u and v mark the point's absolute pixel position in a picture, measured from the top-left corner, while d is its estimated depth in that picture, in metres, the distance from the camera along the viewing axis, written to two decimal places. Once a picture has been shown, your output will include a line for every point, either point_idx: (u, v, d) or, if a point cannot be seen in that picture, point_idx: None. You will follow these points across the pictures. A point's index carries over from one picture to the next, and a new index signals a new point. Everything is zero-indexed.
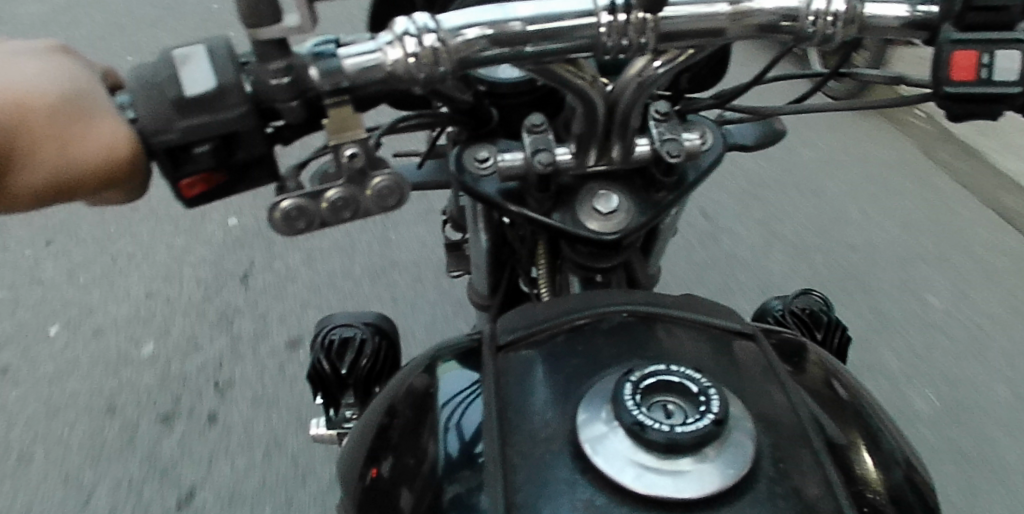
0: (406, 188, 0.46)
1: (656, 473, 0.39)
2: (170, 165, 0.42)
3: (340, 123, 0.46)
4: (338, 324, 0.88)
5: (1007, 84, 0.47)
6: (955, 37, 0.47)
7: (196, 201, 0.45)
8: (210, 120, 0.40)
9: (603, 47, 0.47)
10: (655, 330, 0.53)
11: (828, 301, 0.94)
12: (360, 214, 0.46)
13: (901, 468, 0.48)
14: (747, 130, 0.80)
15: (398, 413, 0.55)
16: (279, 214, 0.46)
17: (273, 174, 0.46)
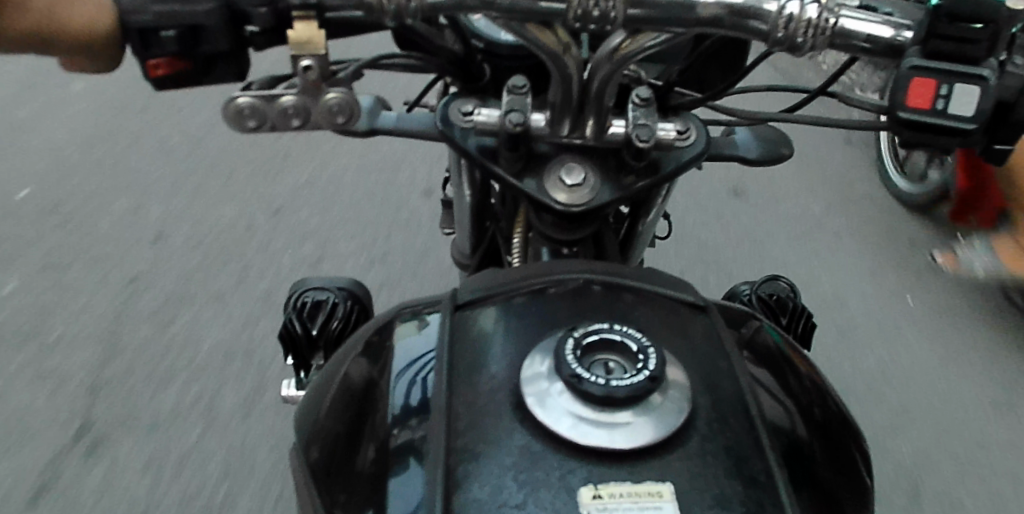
0: (358, 112, 0.49)
1: (592, 423, 0.41)
2: (139, 44, 0.44)
3: (304, 37, 0.46)
4: (313, 288, 0.89)
5: (961, 118, 0.47)
6: (916, 63, 0.47)
7: (163, 84, 0.47)
8: (184, 10, 0.43)
9: (573, 13, 0.48)
10: (614, 298, 0.55)
11: (795, 289, 0.96)
12: (310, 124, 0.49)
13: (837, 452, 0.50)
14: (752, 142, 0.78)
15: (334, 400, 0.54)
16: (233, 108, 0.48)
17: (238, 73, 0.49)
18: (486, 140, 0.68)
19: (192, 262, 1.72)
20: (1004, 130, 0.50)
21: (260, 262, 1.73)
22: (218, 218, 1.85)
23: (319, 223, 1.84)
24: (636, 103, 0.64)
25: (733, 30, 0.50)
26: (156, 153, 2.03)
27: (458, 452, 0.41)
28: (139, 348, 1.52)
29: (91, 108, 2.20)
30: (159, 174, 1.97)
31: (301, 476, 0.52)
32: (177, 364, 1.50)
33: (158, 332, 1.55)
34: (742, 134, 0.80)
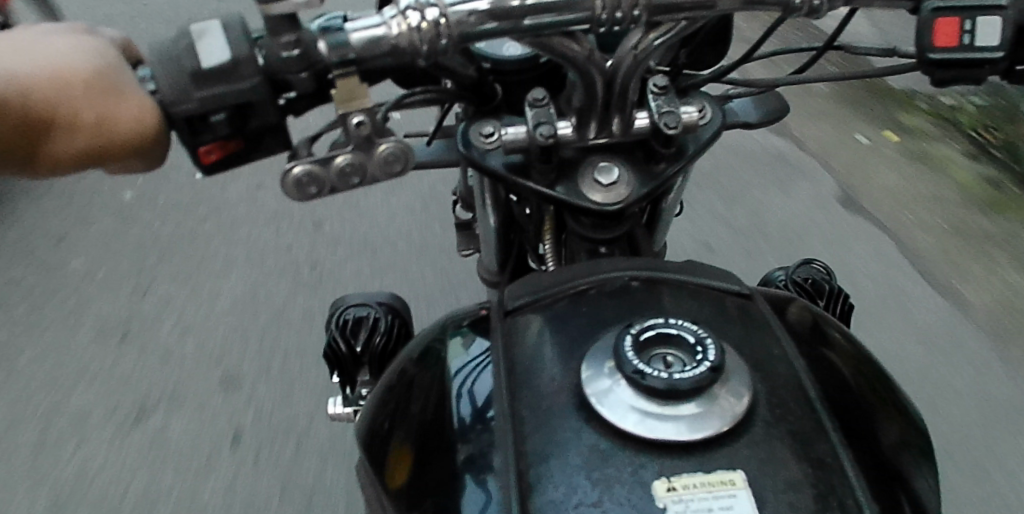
0: (411, 155, 0.51)
1: (658, 418, 0.41)
2: (188, 133, 0.45)
3: (345, 95, 0.48)
4: (353, 305, 0.90)
5: (988, 49, 0.48)
6: (936, 4, 0.48)
7: (214, 167, 0.48)
8: (227, 91, 0.43)
9: (598, 17, 0.49)
10: (657, 292, 0.55)
11: (829, 269, 0.96)
12: (368, 179, 0.51)
13: (891, 425, 0.50)
14: (750, 107, 0.80)
15: (396, 395, 0.56)
16: (292, 179, 0.50)
17: (285, 143, 0.50)
18: (514, 157, 0.69)
19: (227, 291, 1.75)
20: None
21: (292, 287, 1.74)
22: (247, 245, 1.86)
23: (346, 241, 1.85)
24: (656, 92, 0.65)
25: (773, 6, 0.51)
26: (178, 188, 2.05)
27: (526, 457, 0.42)
28: (180, 378, 1.54)
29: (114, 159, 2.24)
30: (184, 207, 2.00)
31: (369, 478, 0.54)
32: (219, 391, 1.52)
33: (198, 362, 1.58)
34: (740, 100, 0.81)
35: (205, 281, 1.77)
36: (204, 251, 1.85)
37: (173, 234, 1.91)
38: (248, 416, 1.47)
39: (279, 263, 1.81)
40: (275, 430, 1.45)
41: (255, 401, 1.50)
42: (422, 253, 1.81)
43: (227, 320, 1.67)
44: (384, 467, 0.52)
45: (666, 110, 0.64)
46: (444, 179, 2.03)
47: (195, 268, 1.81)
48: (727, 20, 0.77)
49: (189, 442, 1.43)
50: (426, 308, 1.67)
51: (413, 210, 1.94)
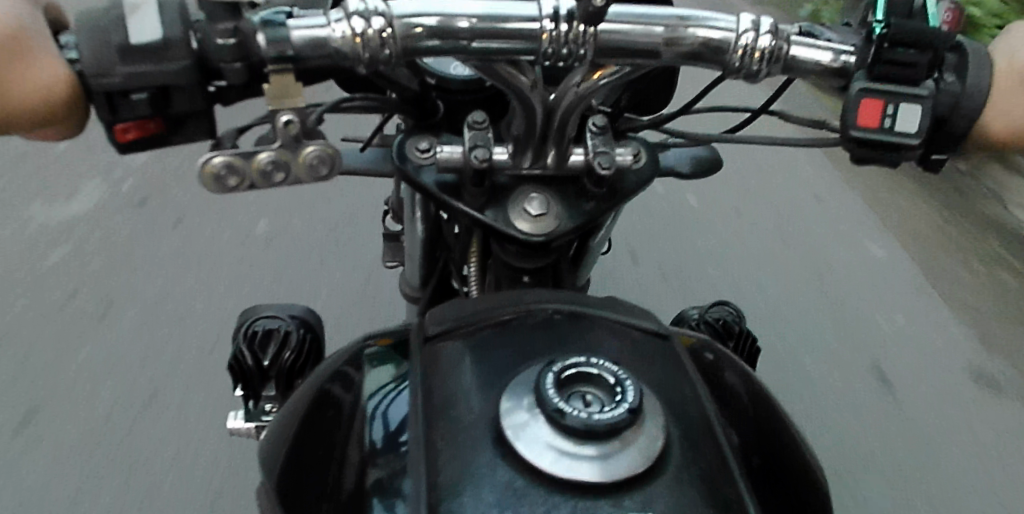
0: (339, 160, 0.48)
1: (573, 457, 0.41)
2: (107, 109, 0.44)
3: (280, 89, 0.46)
4: (264, 317, 0.87)
5: (907, 134, 0.51)
6: (863, 85, 0.51)
7: (129, 146, 0.46)
8: (152, 70, 0.42)
9: (543, 52, 0.49)
10: (582, 328, 0.55)
11: (741, 313, 0.99)
12: (291, 179, 0.47)
13: (798, 471, 0.52)
14: (685, 157, 0.83)
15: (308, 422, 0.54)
16: (208, 170, 0.46)
17: (209, 130, 0.48)
18: (447, 176, 0.68)
19: (121, 290, 1.64)
20: (941, 143, 0.55)
21: (193, 292, 1.65)
22: (151, 246, 1.76)
23: (256, 250, 1.77)
24: (593, 131, 0.66)
25: (709, 63, 0.52)
26: (83, 185, 1.95)
27: (439, 490, 0.41)
28: (70, 385, 1.44)
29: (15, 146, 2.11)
30: (86, 202, 1.89)
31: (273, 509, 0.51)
32: (113, 397, 1.42)
33: (92, 367, 1.48)
34: (677, 150, 0.84)
35: (100, 279, 1.67)
36: (102, 249, 1.75)
37: (70, 231, 1.80)
38: (141, 423, 1.39)
39: (190, 264, 1.72)
40: (170, 443, 1.36)
41: (150, 409, 1.41)
42: (343, 263, 1.75)
43: (129, 322, 1.57)
44: (297, 492, 0.49)
45: (602, 150, 0.65)
46: (372, 192, 1.99)
47: (90, 266, 1.70)
48: (671, 71, 0.80)
49: (73, 453, 1.33)
50: (343, 320, 1.61)
51: (338, 219, 1.88)
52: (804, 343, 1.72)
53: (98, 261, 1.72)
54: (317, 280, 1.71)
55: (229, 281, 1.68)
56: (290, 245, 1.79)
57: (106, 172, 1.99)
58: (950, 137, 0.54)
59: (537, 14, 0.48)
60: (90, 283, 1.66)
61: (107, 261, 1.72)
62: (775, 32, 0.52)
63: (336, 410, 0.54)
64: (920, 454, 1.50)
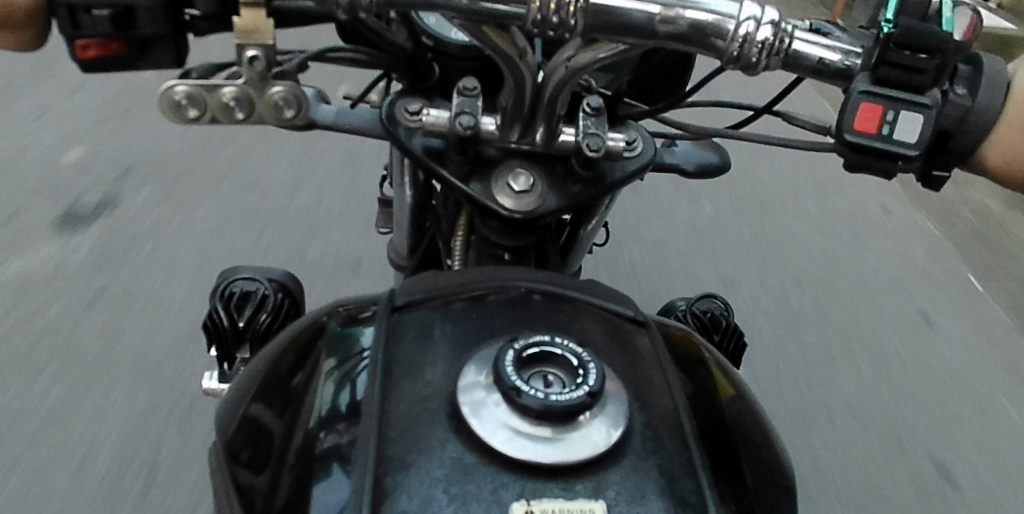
0: (305, 104, 0.48)
1: (528, 439, 0.40)
2: (69, 23, 0.42)
3: (251, 25, 0.44)
4: (241, 278, 0.85)
5: (904, 145, 0.49)
6: (864, 88, 0.49)
7: (90, 66, 0.45)
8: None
9: (531, 19, 0.47)
10: (556, 309, 0.54)
11: (729, 308, 0.98)
12: (253, 118, 0.48)
13: (763, 471, 0.50)
14: (692, 154, 0.80)
15: (260, 406, 0.51)
16: (170, 98, 0.46)
17: (176, 60, 0.47)
18: (434, 142, 0.66)
19: (105, 237, 1.61)
20: (942, 159, 0.53)
21: (178, 244, 1.61)
22: (137, 195, 1.73)
23: (245, 208, 1.74)
24: (587, 112, 0.64)
25: (698, 47, 0.50)
26: (79, 123, 1.91)
27: (388, 462, 0.40)
28: (49, 322, 1.42)
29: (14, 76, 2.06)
30: (73, 144, 1.84)
31: (222, 476, 0.49)
32: (92, 338, 1.40)
33: (72, 307, 1.45)
34: (683, 146, 0.82)
35: (81, 225, 1.63)
36: (87, 194, 1.71)
37: (54, 172, 1.75)
38: (117, 367, 1.36)
39: (181, 213, 1.70)
40: (141, 388, 1.33)
41: (126, 354, 1.38)
42: (337, 227, 1.73)
43: (114, 265, 1.54)
44: (249, 471, 0.48)
45: (592, 131, 0.63)
46: (373, 158, 1.96)
47: (73, 211, 1.66)
48: (684, 65, 0.78)
49: (44, 390, 1.31)
50: (331, 284, 1.59)
51: (336, 182, 1.86)
52: (798, 340, 1.69)
53: (88, 202, 1.69)
54: (309, 240, 1.69)
55: (220, 234, 1.66)
56: (284, 203, 1.77)
57: (103, 112, 1.96)
58: (951, 153, 0.52)
59: None
60: (78, 222, 1.63)
61: (97, 202, 1.69)
62: (778, 24, 0.49)
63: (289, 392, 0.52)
64: (899, 457, 1.49)
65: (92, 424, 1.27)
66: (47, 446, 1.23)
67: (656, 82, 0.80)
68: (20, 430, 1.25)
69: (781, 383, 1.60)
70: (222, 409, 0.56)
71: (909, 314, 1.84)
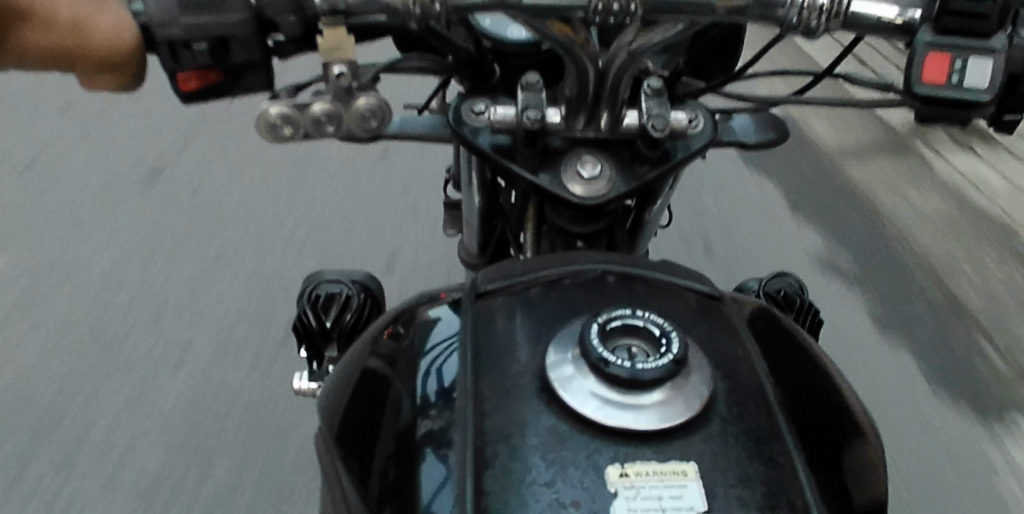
0: (388, 113, 0.51)
1: (616, 406, 0.42)
2: (170, 59, 0.47)
3: (334, 43, 0.49)
4: (326, 282, 0.90)
5: (976, 92, 0.48)
6: (928, 40, 0.49)
7: (192, 97, 0.49)
8: (212, 21, 0.45)
9: (593, 8, 0.50)
10: (633, 288, 0.55)
11: (803, 286, 0.97)
12: (343, 130, 0.51)
13: (856, 435, 0.50)
14: (748, 126, 0.81)
15: (366, 409, 0.54)
16: (266, 120, 0.50)
17: (267, 83, 0.51)
18: (501, 138, 0.69)
19: (190, 251, 1.70)
20: (1012, 103, 0.52)
21: (255, 256, 1.69)
22: (213, 211, 1.81)
23: (314, 216, 1.81)
24: (648, 93, 0.65)
25: (760, 18, 0.52)
26: (158, 145, 2.01)
27: (486, 434, 0.42)
28: (146, 332, 1.51)
29: (96, 103, 2.19)
30: (155, 165, 1.94)
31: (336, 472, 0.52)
32: (186, 347, 1.49)
33: (166, 317, 1.54)
34: (740, 119, 0.82)
35: (164, 242, 1.72)
36: (171, 213, 1.80)
37: (136, 193, 1.85)
38: (211, 374, 1.44)
39: (258, 225, 1.78)
40: (236, 394, 1.41)
41: (219, 361, 1.47)
42: (404, 228, 1.79)
43: (201, 278, 1.63)
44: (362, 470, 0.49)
45: (655, 113, 0.64)
46: (434, 160, 2.01)
47: (160, 227, 1.76)
48: (736, 37, 0.78)
49: (147, 397, 1.40)
50: (404, 282, 1.64)
51: (401, 186, 1.92)
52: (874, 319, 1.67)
53: (172, 219, 1.79)
54: (379, 243, 1.74)
55: (295, 243, 1.73)
56: (353, 209, 1.83)
57: (180, 133, 2.06)
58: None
59: None
60: (165, 238, 1.73)
61: (180, 219, 1.79)
62: None
63: (388, 392, 0.54)
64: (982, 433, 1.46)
65: (191, 431, 1.35)
66: (153, 449, 1.32)
67: (711, 59, 0.80)
68: (127, 433, 1.34)
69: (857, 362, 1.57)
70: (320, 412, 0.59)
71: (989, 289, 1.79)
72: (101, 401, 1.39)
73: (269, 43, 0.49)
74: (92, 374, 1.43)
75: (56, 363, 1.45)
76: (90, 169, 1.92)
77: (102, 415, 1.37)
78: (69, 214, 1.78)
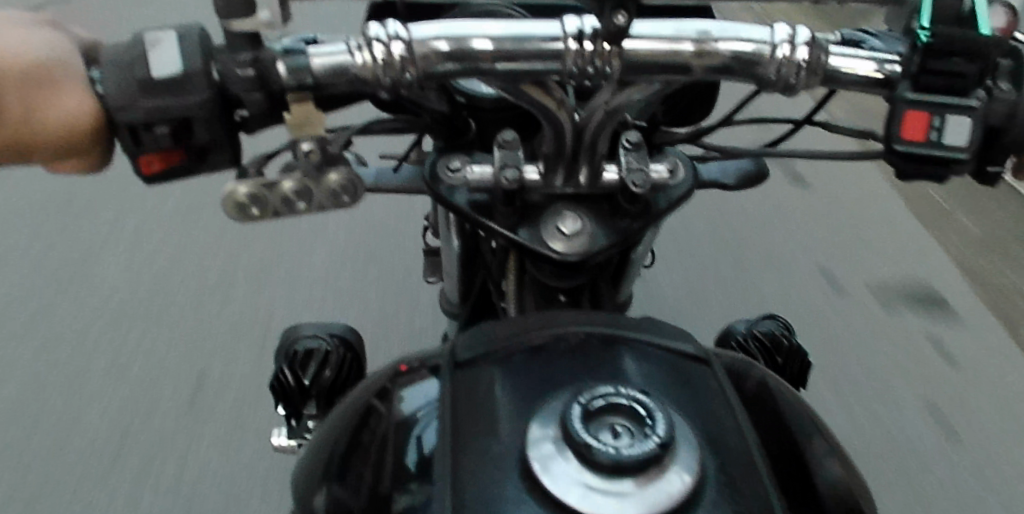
0: (361, 186, 0.50)
1: (601, 494, 0.40)
2: (130, 142, 0.45)
3: (300, 118, 0.48)
4: (304, 336, 0.87)
5: (955, 149, 0.48)
6: (909, 96, 0.48)
7: (154, 178, 0.48)
8: (174, 103, 0.44)
9: (568, 71, 0.48)
10: (616, 352, 0.54)
11: (790, 326, 0.95)
12: (315, 207, 0.49)
13: (849, 503, 0.49)
14: (730, 171, 0.80)
15: (345, 488, 0.52)
16: (234, 200, 0.48)
17: (232, 159, 0.49)
18: (479, 195, 0.67)
19: (173, 308, 1.70)
20: (993, 157, 0.52)
21: (238, 311, 1.69)
22: (193, 266, 1.81)
23: (295, 268, 1.81)
24: (627, 147, 0.64)
25: (740, 76, 0.50)
26: (139, 200, 2.02)
27: None
28: (128, 395, 1.51)
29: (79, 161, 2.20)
30: (136, 222, 1.95)
31: None
32: (168, 408, 1.49)
33: (148, 379, 1.54)
34: (722, 164, 0.81)
35: (154, 300, 1.71)
36: (152, 269, 1.80)
37: (125, 251, 1.85)
38: (194, 436, 1.44)
39: (240, 278, 1.78)
40: (217, 457, 1.42)
41: (201, 421, 1.47)
42: (387, 278, 1.79)
43: (183, 336, 1.63)
44: None
45: (635, 167, 0.63)
46: (417, 207, 2.02)
47: (142, 284, 1.76)
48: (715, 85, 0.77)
49: (128, 462, 1.40)
50: (388, 337, 1.65)
51: (383, 234, 1.92)
52: (851, 353, 1.69)
53: (154, 275, 1.78)
54: (362, 294, 1.75)
55: (278, 296, 1.73)
56: (335, 259, 1.84)
57: (163, 189, 2.07)
58: (1005, 149, 0.51)
59: (561, 33, 0.47)
60: (147, 296, 1.73)
61: (162, 275, 1.79)
62: (812, 42, 0.50)
63: (365, 465, 0.52)
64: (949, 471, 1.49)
65: (170, 495, 1.36)
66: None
67: (690, 106, 0.78)
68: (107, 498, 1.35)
69: (857, 405, 1.57)
70: (300, 511, 0.56)
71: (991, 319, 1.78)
72: (94, 469, 1.38)
73: (235, 118, 0.48)
74: (83, 441, 1.42)
75: (46, 432, 1.44)
76: (72, 229, 1.93)
77: (95, 489, 1.36)
78: (51, 276, 1.79)
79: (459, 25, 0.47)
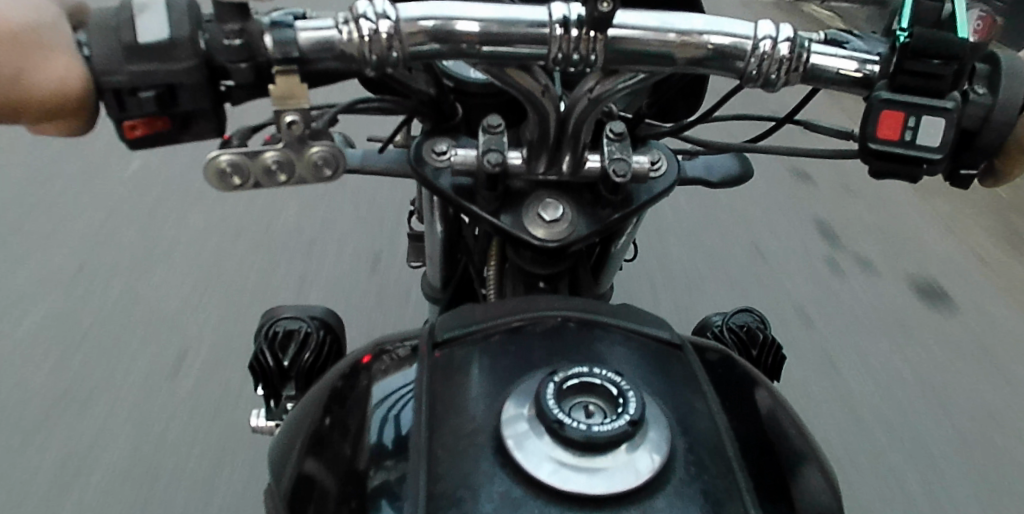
0: (342, 161, 0.50)
1: (573, 470, 0.41)
2: (115, 106, 0.46)
3: (284, 91, 0.47)
4: (284, 317, 0.88)
5: (927, 149, 0.50)
6: (886, 96, 0.49)
7: (138, 143, 0.48)
8: (160, 69, 0.45)
9: (553, 57, 0.49)
10: (592, 335, 0.55)
11: (766, 319, 0.97)
12: (295, 179, 0.50)
13: (812, 487, 0.50)
14: (713, 167, 0.81)
15: (317, 464, 0.52)
16: (216, 166, 0.49)
17: (217, 129, 0.50)
18: (463, 179, 0.68)
19: (151, 283, 1.67)
20: (968, 158, 0.53)
21: (218, 289, 1.67)
22: (174, 242, 1.79)
23: (278, 249, 1.79)
24: (610, 137, 0.65)
25: (719, 69, 0.51)
26: (120, 173, 1.99)
27: (437, 498, 0.42)
28: (103, 369, 1.48)
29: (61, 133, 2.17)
30: (118, 195, 1.92)
31: None
32: (144, 383, 1.47)
33: (124, 354, 1.52)
34: (704, 159, 0.82)
35: (134, 274, 1.70)
36: (131, 243, 1.78)
37: (106, 224, 1.83)
38: (169, 411, 1.42)
39: (221, 257, 1.76)
40: (192, 433, 1.39)
41: (177, 398, 1.45)
42: (370, 263, 1.78)
43: (161, 312, 1.61)
44: None
45: (617, 157, 0.64)
46: (403, 193, 2.00)
47: (120, 257, 1.73)
48: (701, 81, 0.78)
49: (102, 436, 1.37)
50: (368, 321, 1.63)
51: (367, 218, 1.91)
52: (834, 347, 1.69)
53: (133, 249, 1.76)
54: (344, 278, 1.73)
55: (259, 277, 1.72)
56: (319, 242, 1.82)
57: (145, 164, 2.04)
58: (978, 151, 0.53)
59: (547, 19, 0.48)
60: (126, 270, 1.70)
61: (141, 250, 1.76)
62: (794, 39, 0.51)
63: (337, 442, 0.52)
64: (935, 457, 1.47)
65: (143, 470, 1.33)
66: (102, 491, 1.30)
67: (674, 100, 0.80)
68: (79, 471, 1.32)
69: (836, 394, 1.58)
70: (274, 484, 0.57)
71: (970, 317, 1.80)
72: (66, 441, 1.36)
73: (222, 88, 0.49)
74: (56, 413, 1.40)
75: (18, 401, 1.42)
76: (50, 200, 1.89)
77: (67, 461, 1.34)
78: (27, 246, 1.75)
79: (447, 8, 0.48)
